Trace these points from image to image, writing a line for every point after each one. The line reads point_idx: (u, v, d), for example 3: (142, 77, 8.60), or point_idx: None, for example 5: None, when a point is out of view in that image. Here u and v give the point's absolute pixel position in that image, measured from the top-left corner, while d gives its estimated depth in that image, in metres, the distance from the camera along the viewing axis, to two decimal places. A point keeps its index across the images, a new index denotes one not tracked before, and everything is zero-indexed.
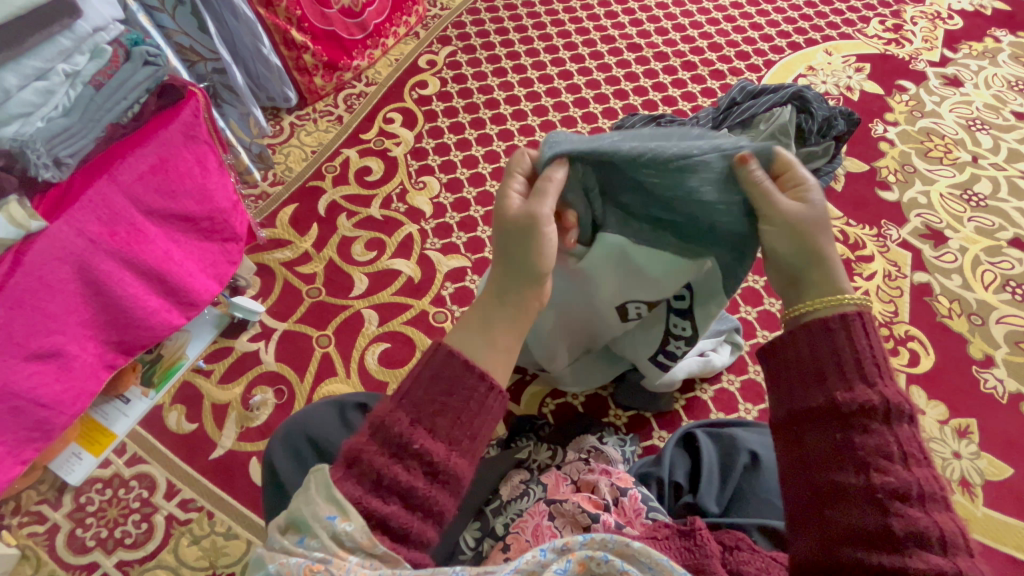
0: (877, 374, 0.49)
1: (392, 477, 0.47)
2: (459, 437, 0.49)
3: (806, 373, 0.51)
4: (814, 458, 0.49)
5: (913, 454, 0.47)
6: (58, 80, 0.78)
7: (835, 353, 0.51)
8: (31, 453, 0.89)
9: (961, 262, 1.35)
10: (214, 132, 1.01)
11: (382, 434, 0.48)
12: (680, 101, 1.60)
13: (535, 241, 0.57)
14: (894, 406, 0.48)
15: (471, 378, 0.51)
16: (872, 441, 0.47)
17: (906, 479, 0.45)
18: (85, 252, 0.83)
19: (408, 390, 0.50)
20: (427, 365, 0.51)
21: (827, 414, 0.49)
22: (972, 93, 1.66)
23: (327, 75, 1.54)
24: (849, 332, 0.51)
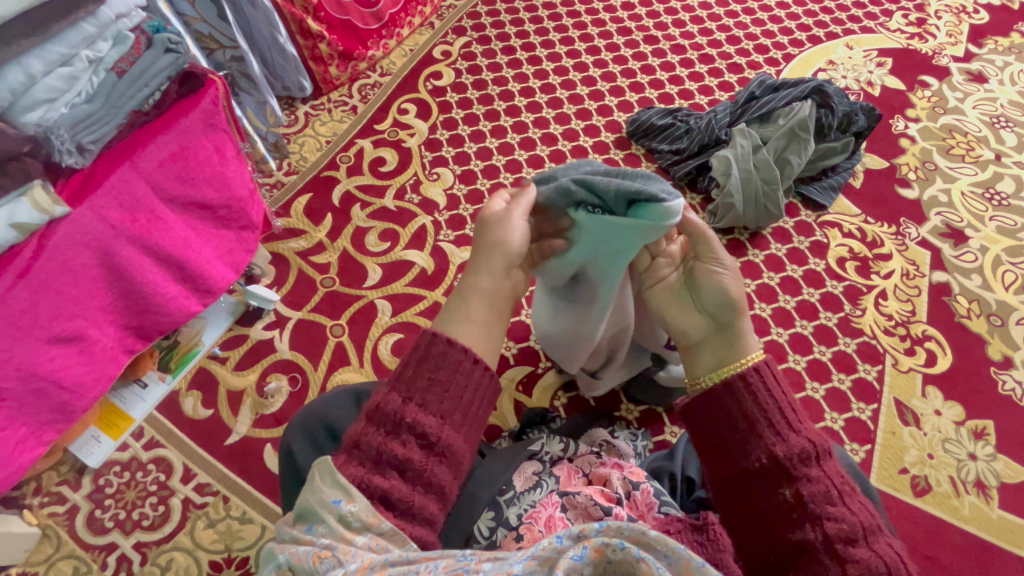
0: (798, 421, 0.58)
1: (389, 453, 0.50)
2: (450, 411, 0.53)
3: (735, 439, 0.59)
4: (769, 515, 0.55)
5: (845, 489, 0.54)
6: (82, 67, 0.77)
7: (759, 414, 0.59)
8: (53, 435, 0.90)
9: (981, 261, 1.33)
10: (232, 121, 1.01)
11: (379, 415, 0.51)
12: (697, 94, 1.58)
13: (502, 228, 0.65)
14: (820, 449, 0.56)
15: (452, 354, 0.55)
16: (816, 490, 0.54)
17: (852, 523, 0.52)
18: (107, 238, 0.84)
19: (401, 374, 0.54)
20: (415, 350, 0.55)
21: (771, 472, 0.56)
22: (997, 90, 1.62)
23: (342, 65, 1.54)
24: (766, 385, 0.60)
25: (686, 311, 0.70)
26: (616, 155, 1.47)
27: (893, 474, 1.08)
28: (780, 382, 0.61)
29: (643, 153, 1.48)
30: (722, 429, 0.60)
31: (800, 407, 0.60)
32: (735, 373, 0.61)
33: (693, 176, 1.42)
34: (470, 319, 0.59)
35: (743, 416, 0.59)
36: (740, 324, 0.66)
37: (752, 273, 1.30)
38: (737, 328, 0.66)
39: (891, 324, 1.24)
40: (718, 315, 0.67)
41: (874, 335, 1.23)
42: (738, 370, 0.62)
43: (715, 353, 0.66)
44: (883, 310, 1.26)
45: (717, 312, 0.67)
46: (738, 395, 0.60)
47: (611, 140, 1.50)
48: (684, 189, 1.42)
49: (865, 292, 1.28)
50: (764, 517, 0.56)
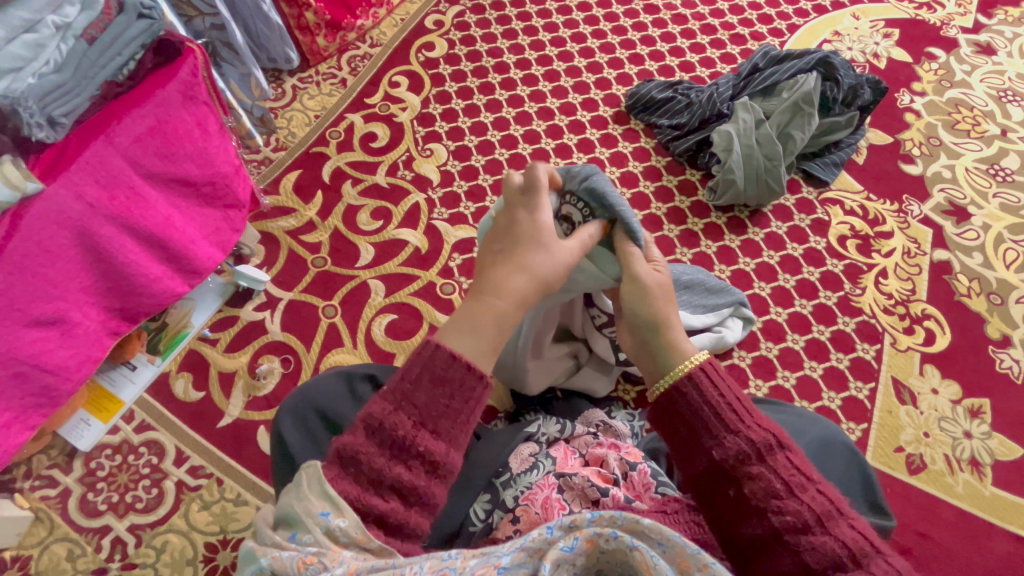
0: (737, 421, 0.56)
1: (392, 476, 0.49)
2: (458, 437, 0.51)
3: (680, 441, 0.59)
4: (723, 513, 0.55)
5: (795, 481, 0.53)
6: (48, 33, 0.73)
7: (694, 420, 0.58)
8: (38, 419, 0.88)
9: (983, 239, 1.31)
10: (214, 93, 0.97)
11: (382, 435, 0.49)
12: (698, 67, 1.53)
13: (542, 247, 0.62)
14: (760, 445, 0.54)
15: (470, 381, 0.52)
16: (759, 486, 0.53)
17: (800, 514, 0.51)
18: (84, 217, 0.81)
19: (408, 391, 0.51)
20: (427, 367, 0.51)
21: (715, 474, 0.56)
22: (1005, 62, 1.58)
23: (330, 35, 1.48)
24: (700, 392, 0.58)
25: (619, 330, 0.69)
26: (615, 130, 1.43)
27: (888, 452, 1.08)
28: (721, 375, 0.59)
29: (642, 128, 1.44)
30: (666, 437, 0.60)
31: (743, 402, 0.58)
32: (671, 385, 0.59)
33: (693, 152, 1.38)
34: (495, 347, 0.56)
35: (680, 422, 0.59)
36: (667, 336, 0.63)
37: (751, 251, 1.28)
38: (662, 340, 0.63)
39: (891, 303, 1.23)
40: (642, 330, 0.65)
41: (873, 314, 1.21)
42: (672, 381, 0.60)
43: (648, 363, 0.64)
44: (883, 289, 1.24)
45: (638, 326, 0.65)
46: (673, 401, 0.59)
47: (609, 114, 1.46)
48: (683, 166, 1.38)
49: (866, 271, 1.26)
50: (721, 515, 0.55)
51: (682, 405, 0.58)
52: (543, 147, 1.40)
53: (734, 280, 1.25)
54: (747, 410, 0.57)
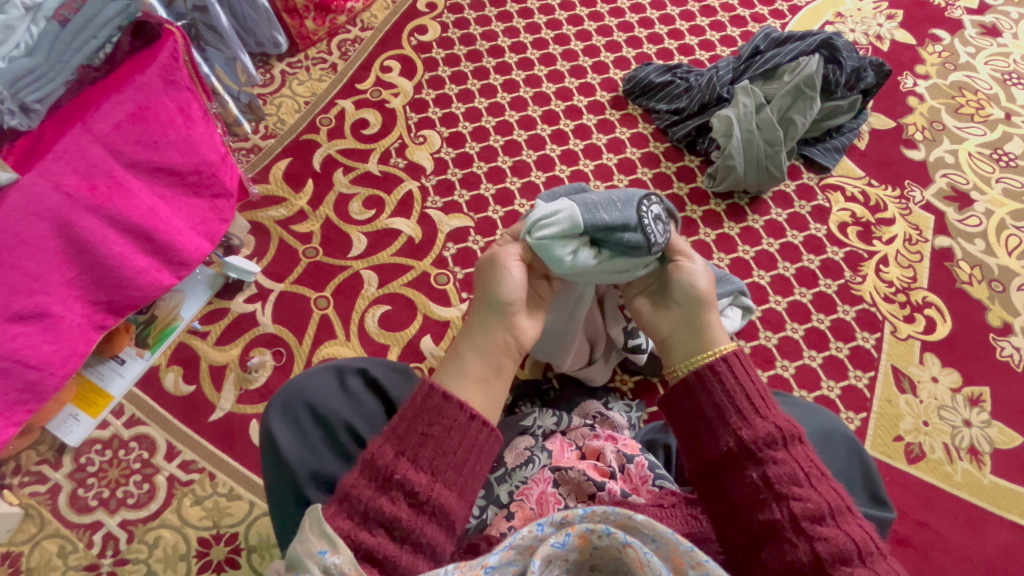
0: (764, 407, 0.59)
1: (378, 510, 0.51)
2: (442, 468, 0.54)
3: (706, 421, 0.60)
4: (737, 498, 0.56)
5: (813, 472, 0.55)
6: (17, 14, 0.72)
7: (726, 401, 0.60)
8: (23, 415, 0.86)
9: (985, 226, 1.29)
10: (197, 77, 0.93)
11: (369, 468, 0.53)
12: (698, 50, 1.49)
13: (498, 282, 0.66)
14: (786, 433, 0.57)
15: (449, 409, 0.56)
16: (782, 471, 0.55)
17: (818, 502, 0.53)
18: (63, 207, 0.78)
19: (393, 427, 0.55)
20: (410, 402, 0.56)
21: (737, 457, 0.57)
22: (1010, 44, 1.55)
23: (319, 18, 1.43)
24: (732, 374, 0.61)
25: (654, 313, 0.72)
26: (613, 115, 1.40)
27: (887, 441, 1.07)
28: (748, 365, 0.63)
29: (640, 113, 1.40)
30: (693, 415, 0.61)
31: (767, 393, 0.61)
32: (706, 363, 0.63)
33: (692, 137, 1.35)
34: (481, 378, 0.63)
35: (710, 403, 0.61)
36: (705, 317, 0.68)
37: (751, 239, 1.26)
38: (700, 320, 0.68)
39: (891, 291, 1.21)
40: (683, 309, 0.69)
41: (873, 302, 1.20)
42: (705, 360, 0.63)
43: (685, 346, 0.67)
44: (883, 277, 1.23)
45: (682, 303, 0.69)
46: (704, 380, 0.62)
47: (606, 99, 1.42)
48: (682, 152, 1.36)
49: (866, 258, 1.25)
50: (736, 502, 0.56)
51: (717, 385, 0.61)
52: (538, 134, 1.37)
53: (733, 268, 1.23)
54: (771, 402, 0.60)
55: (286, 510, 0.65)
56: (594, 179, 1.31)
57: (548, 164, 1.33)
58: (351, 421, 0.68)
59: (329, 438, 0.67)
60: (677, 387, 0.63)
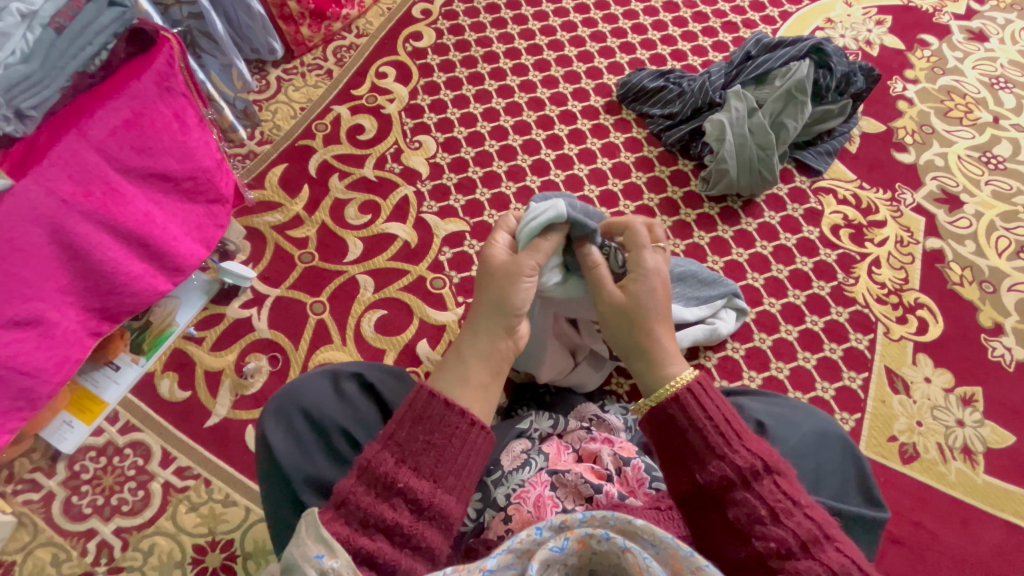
0: (722, 444, 0.58)
1: (377, 516, 0.51)
2: (443, 474, 0.54)
3: (667, 459, 0.61)
4: (704, 536, 0.57)
5: (781, 507, 0.53)
6: (13, 21, 0.71)
7: (682, 441, 0.60)
8: (17, 423, 0.86)
9: (975, 227, 1.31)
10: (193, 84, 0.94)
11: (369, 475, 0.53)
12: (690, 55, 1.51)
13: (513, 286, 0.68)
14: (744, 471, 0.56)
15: (449, 416, 0.56)
16: (742, 511, 0.54)
17: (782, 539, 0.52)
18: (58, 213, 0.78)
19: (393, 433, 0.55)
20: (409, 409, 0.56)
21: (700, 497, 0.58)
22: (998, 49, 1.57)
23: (314, 25, 1.44)
24: (688, 413, 0.60)
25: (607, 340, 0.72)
26: (607, 120, 1.41)
27: (882, 442, 1.08)
28: (709, 397, 0.61)
29: (634, 118, 1.42)
30: (657, 455, 0.63)
31: (733, 425, 0.59)
32: (655, 405, 0.63)
33: (685, 142, 1.36)
34: (481, 385, 0.62)
35: (667, 443, 0.61)
36: (646, 362, 0.68)
37: (744, 242, 1.27)
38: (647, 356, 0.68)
39: (884, 293, 1.22)
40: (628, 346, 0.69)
41: (866, 304, 1.21)
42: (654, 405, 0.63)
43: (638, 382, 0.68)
44: (876, 278, 1.24)
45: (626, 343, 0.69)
46: (661, 418, 0.62)
47: (600, 104, 1.44)
48: (675, 156, 1.37)
49: (859, 260, 1.26)
50: (704, 540, 0.57)
51: (670, 424, 0.61)
52: (533, 139, 1.38)
53: (727, 271, 1.24)
54: (736, 434, 0.59)
55: (282, 515, 0.65)
56: (589, 183, 1.32)
57: (544, 169, 1.34)
58: (347, 427, 0.68)
59: (324, 443, 0.67)
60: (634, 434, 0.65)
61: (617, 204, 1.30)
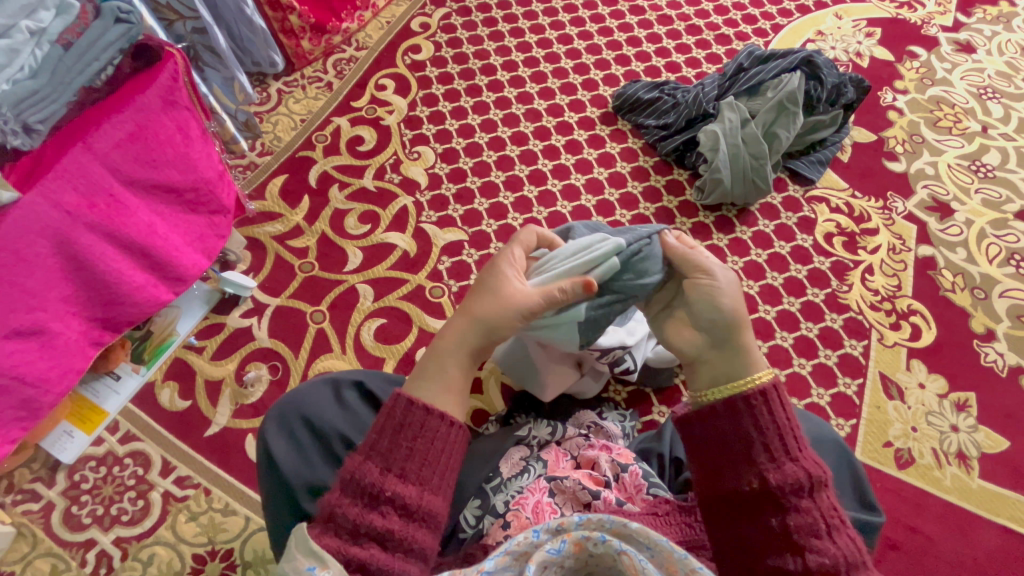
0: (797, 449, 0.58)
1: (367, 524, 0.52)
2: (428, 477, 0.55)
3: (732, 455, 0.59)
4: (753, 541, 0.56)
5: (833, 523, 0.55)
6: (22, 38, 0.72)
7: (757, 437, 0.59)
8: (19, 433, 0.86)
9: (966, 235, 1.33)
10: (196, 97, 0.95)
11: (354, 486, 0.53)
12: (684, 67, 1.54)
13: (503, 301, 0.66)
14: (815, 481, 0.56)
15: (429, 420, 0.56)
16: (803, 521, 0.55)
17: (836, 558, 0.53)
18: (63, 224, 0.79)
19: (374, 442, 0.55)
20: (389, 417, 0.56)
21: (759, 497, 0.57)
22: (985, 60, 1.60)
23: (315, 38, 1.47)
24: (771, 413, 0.59)
25: (682, 331, 0.69)
26: (603, 131, 1.43)
27: (877, 447, 1.09)
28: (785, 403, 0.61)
29: (629, 128, 1.44)
30: (718, 443, 0.60)
31: (800, 433, 0.60)
32: (742, 393, 0.61)
33: (680, 152, 1.38)
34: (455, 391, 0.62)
35: (738, 435, 0.59)
36: (743, 340, 0.65)
37: (739, 250, 1.29)
38: (739, 343, 0.65)
39: (877, 299, 1.24)
40: (713, 333, 0.66)
41: (860, 311, 1.23)
42: (741, 392, 0.61)
43: (716, 370, 0.65)
44: (869, 285, 1.25)
45: (712, 327, 0.66)
46: (737, 412, 0.60)
47: (597, 115, 1.46)
48: (670, 166, 1.39)
49: (852, 268, 1.27)
50: (751, 546, 0.56)
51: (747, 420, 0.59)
52: (531, 149, 1.40)
53: None
54: (804, 444, 0.59)
55: (280, 521, 0.65)
56: (586, 193, 1.34)
57: (541, 179, 1.36)
58: (345, 434, 0.69)
59: (324, 449, 0.68)
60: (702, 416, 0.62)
61: (614, 213, 1.32)
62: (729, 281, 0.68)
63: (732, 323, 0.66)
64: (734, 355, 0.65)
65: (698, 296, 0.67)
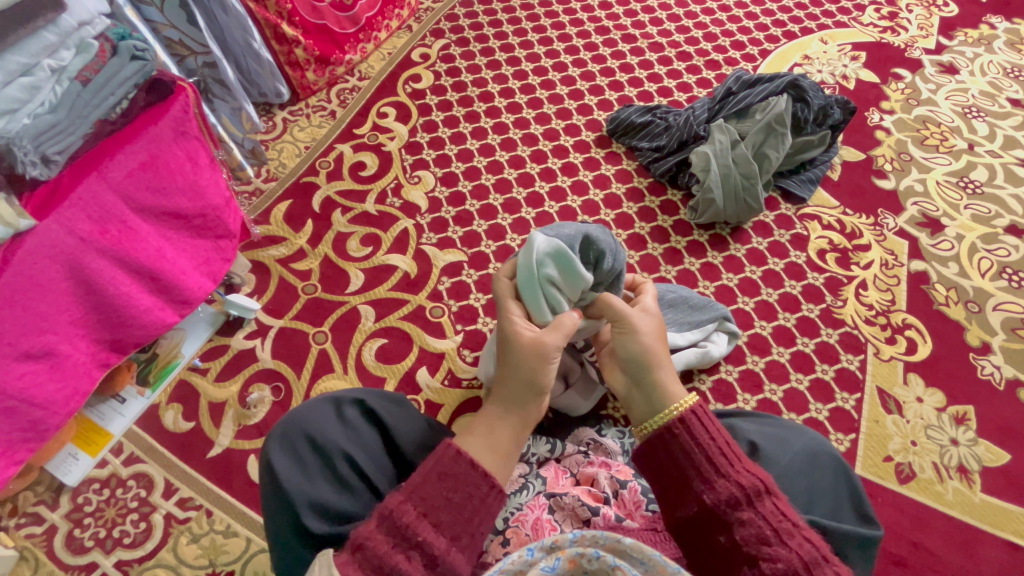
0: (726, 465, 0.61)
1: (391, 565, 0.52)
2: (459, 533, 0.56)
3: (675, 485, 0.63)
4: (714, 563, 0.58)
5: (783, 527, 0.56)
6: (44, 76, 0.78)
7: (688, 463, 0.62)
8: (25, 454, 0.88)
9: (957, 249, 1.35)
10: (205, 127, 1.00)
11: (389, 523, 0.54)
12: (676, 91, 1.59)
13: (544, 365, 0.70)
14: (749, 491, 0.58)
15: (473, 476, 0.58)
16: (749, 532, 0.56)
17: (791, 562, 0.54)
18: (76, 250, 0.82)
19: (417, 485, 0.57)
20: (436, 465, 0.58)
21: (705, 519, 0.59)
22: (968, 80, 1.65)
23: (319, 69, 1.53)
24: (694, 436, 0.63)
25: (613, 372, 0.76)
26: (598, 153, 1.48)
27: (877, 462, 1.09)
28: (709, 420, 0.65)
29: (624, 151, 1.49)
30: (662, 473, 0.64)
31: (732, 447, 0.63)
32: (672, 420, 0.65)
33: (673, 172, 1.42)
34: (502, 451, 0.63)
35: (674, 464, 0.64)
36: (653, 375, 0.70)
37: (734, 267, 1.31)
38: (650, 378, 0.70)
39: (872, 314, 1.25)
40: (633, 371, 0.72)
41: (855, 325, 1.24)
42: (662, 421, 0.66)
43: (644, 403, 0.69)
44: (863, 300, 1.27)
45: (628, 366, 0.72)
46: (669, 445, 0.64)
47: (591, 139, 1.51)
48: (664, 187, 1.43)
49: (846, 283, 1.29)
50: (714, 565, 0.58)
51: (677, 446, 0.64)
52: (528, 172, 1.44)
53: (718, 295, 1.27)
54: (734, 456, 0.62)
55: (289, 546, 0.66)
56: (582, 214, 1.37)
57: (538, 201, 1.39)
58: (347, 450, 0.70)
59: (325, 465, 0.69)
60: (643, 450, 0.67)
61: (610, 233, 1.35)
62: (643, 323, 0.75)
63: (643, 360, 0.71)
64: (650, 387, 0.69)
65: (614, 343, 0.74)
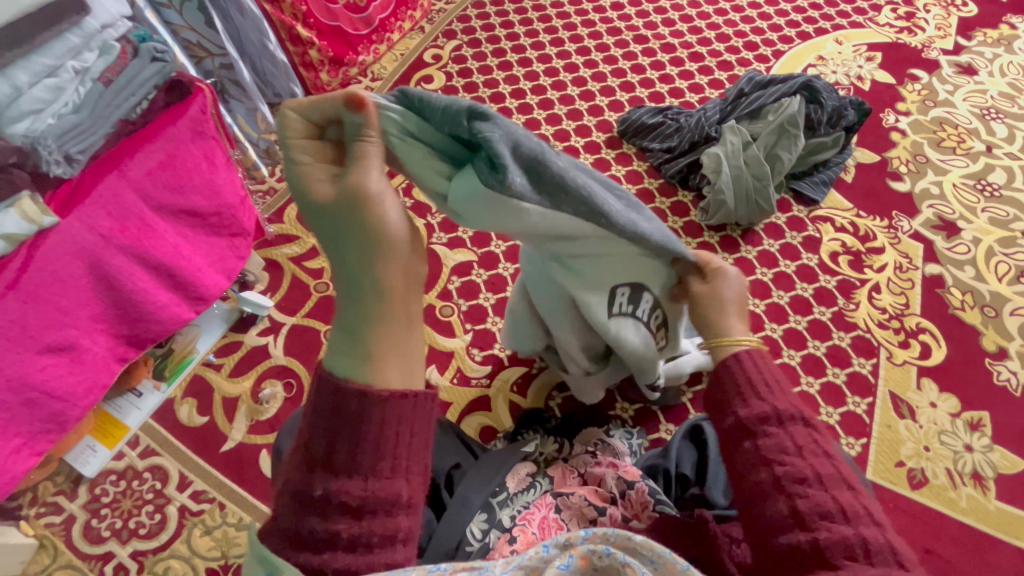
0: (766, 390, 0.60)
1: (307, 527, 0.46)
2: (364, 460, 0.48)
3: (715, 402, 0.63)
4: (738, 471, 0.57)
5: (808, 446, 0.55)
6: (68, 77, 0.79)
7: (730, 384, 0.62)
8: (46, 445, 0.90)
9: (974, 253, 1.33)
10: (221, 128, 1.02)
11: (294, 487, 0.48)
12: (688, 92, 1.58)
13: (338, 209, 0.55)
14: (783, 413, 0.57)
15: (349, 399, 0.49)
16: (772, 442, 0.56)
17: (806, 470, 0.53)
18: (96, 247, 0.85)
19: (309, 436, 0.50)
20: (315, 405, 0.50)
21: (735, 431, 0.59)
22: (987, 81, 1.63)
23: (333, 70, 1.54)
24: (742, 366, 0.62)
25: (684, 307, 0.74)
26: (608, 154, 1.48)
27: (889, 467, 1.07)
28: (762, 361, 0.63)
29: (634, 152, 1.48)
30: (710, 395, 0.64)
31: (778, 380, 0.61)
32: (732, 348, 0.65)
33: (684, 173, 1.42)
34: (370, 350, 0.52)
35: (719, 385, 0.63)
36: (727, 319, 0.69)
37: (745, 269, 1.30)
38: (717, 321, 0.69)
39: (885, 318, 1.24)
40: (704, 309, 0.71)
41: (868, 329, 1.23)
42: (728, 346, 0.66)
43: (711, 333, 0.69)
44: (876, 304, 1.26)
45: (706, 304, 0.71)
46: (727, 363, 0.63)
47: (602, 140, 1.51)
48: (675, 188, 1.42)
49: (859, 286, 1.28)
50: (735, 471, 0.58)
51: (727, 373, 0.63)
52: None
53: None
54: (779, 385, 0.61)
55: None
56: None
57: None
58: None
59: None
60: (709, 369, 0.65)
61: None
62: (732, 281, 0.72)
63: (722, 305, 0.70)
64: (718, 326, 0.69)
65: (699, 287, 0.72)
